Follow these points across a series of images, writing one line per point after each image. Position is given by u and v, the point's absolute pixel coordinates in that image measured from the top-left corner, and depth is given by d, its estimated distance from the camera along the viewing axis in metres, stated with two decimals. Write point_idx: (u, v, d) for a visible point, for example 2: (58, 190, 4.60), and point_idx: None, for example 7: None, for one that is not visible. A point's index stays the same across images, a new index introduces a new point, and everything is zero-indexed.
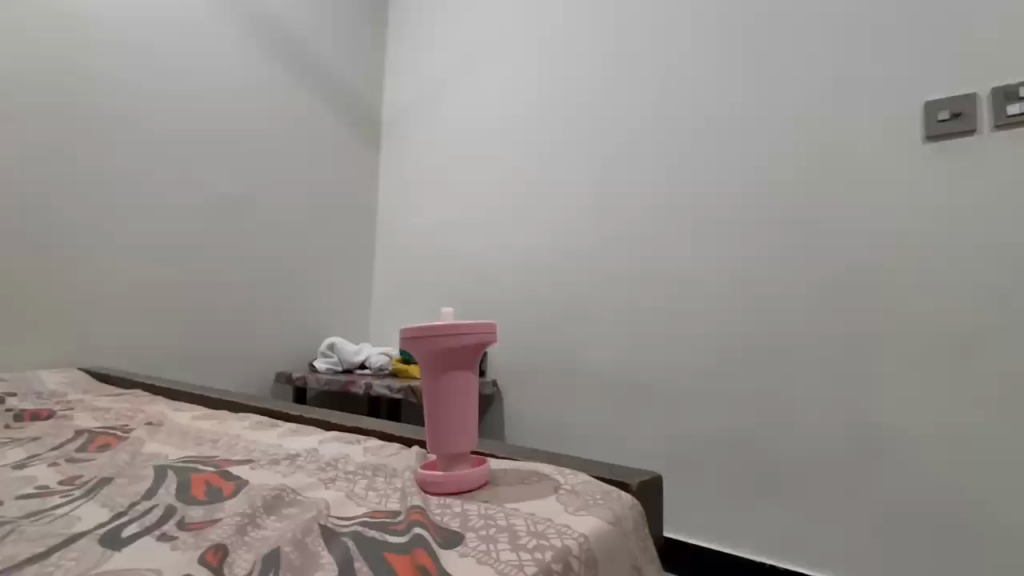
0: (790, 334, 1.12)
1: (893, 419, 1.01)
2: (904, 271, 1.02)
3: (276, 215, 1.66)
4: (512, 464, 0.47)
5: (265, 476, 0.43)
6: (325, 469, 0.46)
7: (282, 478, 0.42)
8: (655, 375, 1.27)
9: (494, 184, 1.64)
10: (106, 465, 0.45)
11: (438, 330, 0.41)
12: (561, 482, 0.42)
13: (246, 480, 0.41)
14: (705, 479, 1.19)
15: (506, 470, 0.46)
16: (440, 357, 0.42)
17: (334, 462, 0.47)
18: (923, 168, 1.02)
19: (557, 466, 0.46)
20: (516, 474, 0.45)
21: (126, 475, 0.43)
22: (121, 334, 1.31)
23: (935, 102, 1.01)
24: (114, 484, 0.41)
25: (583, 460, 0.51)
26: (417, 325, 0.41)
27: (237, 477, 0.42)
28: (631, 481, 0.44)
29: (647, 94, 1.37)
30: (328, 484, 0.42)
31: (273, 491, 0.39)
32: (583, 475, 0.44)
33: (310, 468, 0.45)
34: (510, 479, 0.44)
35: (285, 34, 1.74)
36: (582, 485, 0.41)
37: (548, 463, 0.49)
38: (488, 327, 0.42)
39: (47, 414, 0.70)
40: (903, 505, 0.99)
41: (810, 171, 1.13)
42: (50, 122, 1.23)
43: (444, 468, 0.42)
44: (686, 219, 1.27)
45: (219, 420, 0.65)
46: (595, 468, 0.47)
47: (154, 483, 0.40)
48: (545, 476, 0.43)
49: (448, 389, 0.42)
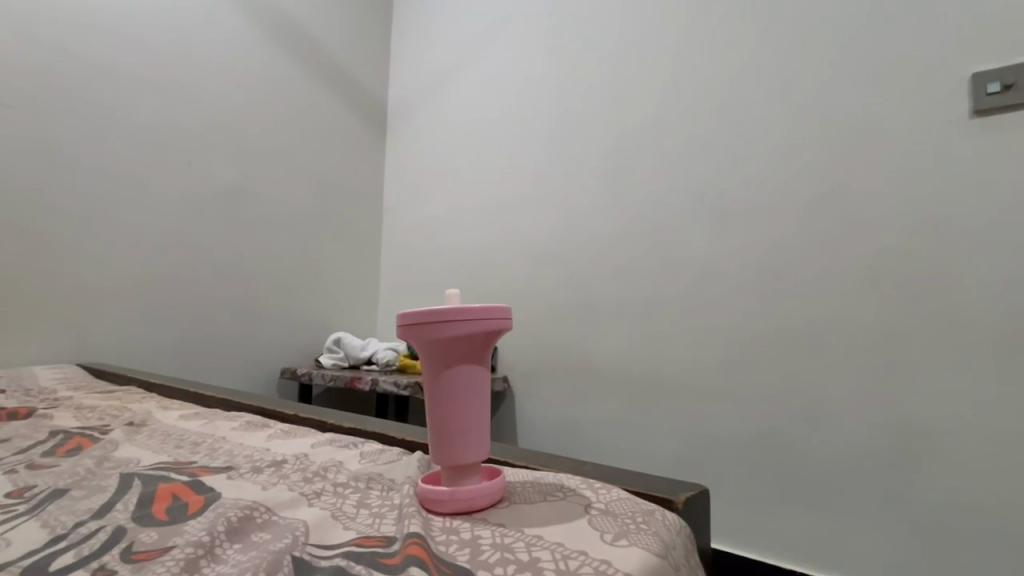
0: (821, 328, 1.05)
1: (937, 420, 0.93)
2: (949, 258, 0.94)
3: (280, 206, 1.61)
4: (530, 475, 0.42)
5: (243, 489, 0.37)
6: (313, 479, 0.40)
7: (260, 492, 0.37)
8: (675, 371, 1.21)
9: (503, 170, 1.57)
10: (63, 474, 0.40)
11: (442, 317, 0.35)
12: (592, 501, 0.36)
13: (217, 496, 0.36)
14: (729, 480, 1.13)
15: (526, 483, 0.40)
16: (446, 348, 0.36)
17: (324, 471, 0.41)
18: (970, 146, 0.93)
19: (585, 478, 0.40)
20: (537, 489, 0.39)
21: (84, 485, 0.37)
22: (119, 330, 1.27)
23: (983, 74, 0.92)
24: (64, 498, 0.35)
25: (610, 470, 0.44)
26: (417, 310, 0.36)
27: (208, 491, 0.36)
28: (676, 498, 0.37)
29: (662, 70, 1.30)
30: (313, 499, 0.37)
31: (244, 512, 0.33)
32: (618, 490, 0.38)
33: (296, 480, 0.40)
34: (530, 495, 0.38)
35: (287, 20, 1.68)
36: (618, 504, 0.35)
37: (570, 473, 0.43)
38: (501, 313, 0.36)
39: (26, 412, 0.65)
40: (949, 512, 0.91)
41: (844, 152, 1.05)
42: (43, 110, 1.18)
43: (452, 483, 0.36)
44: (707, 205, 1.20)
45: (207, 420, 0.60)
46: (625, 480, 0.41)
47: (112, 498, 0.35)
48: (572, 493, 0.37)
49: (456, 386, 0.36)
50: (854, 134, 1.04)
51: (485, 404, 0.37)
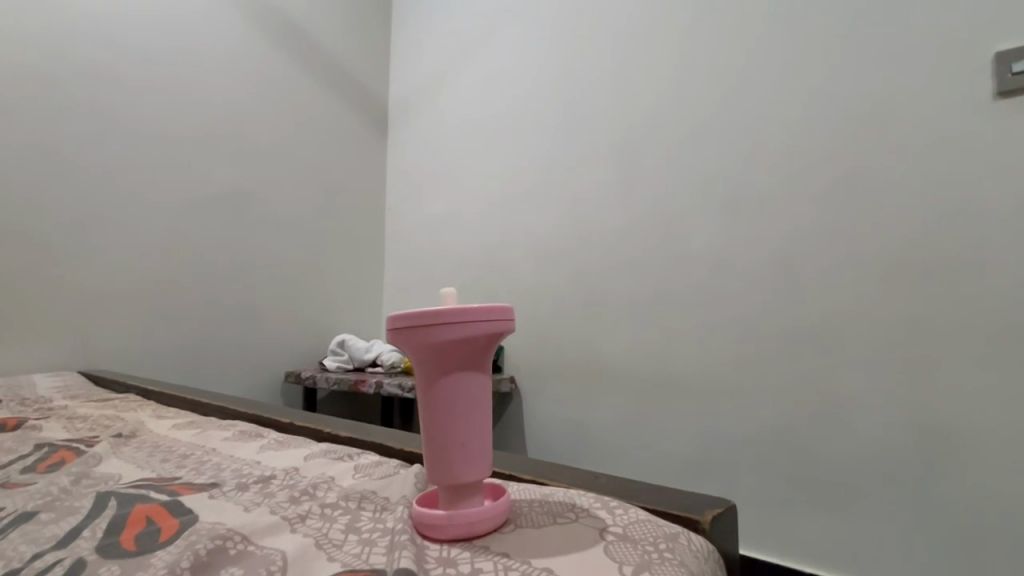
0: (839, 323, 1.00)
1: (965, 417, 0.88)
2: (977, 247, 0.89)
3: (281, 207, 1.59)
4: (537, 492, 0.39)
5: (223, 512, 0.35)
6: (299, 499, 0.38)
7: (241, 515, 0.35)
8: (686, 369, 1.17)
9: (506, 167, 1.54)
10: (34, 494, 0.38)
11: (437, 319, 0.32)
12: (608, 524, 0.33)
13: (193, 518, 0.34)
14: (745, 482, 1.09)
15: (533, 502, 0.37)
16: (443, 353, 0.33)
17: (312, 489, 0.39)
18: (997, 129, 0.88)
19: (598, 495, 0.37)
20: (545, 508, 0.36)
21: (55, 507, 0.36)
22: (121, 336, 1.25)
23: (1011, 51, 0.87)
24: (31, 522, 0.34)
25: (624, 484, 0.41)
26: (410, 312, 0.32)
27: (185, 513, 0.35)
28: (702, 518, 0.35)
29: (667, 57, 1.26)
30: (296, 524, 0.34)
31: (216, 542, 0.30)
32: (637, 510, 0.35)
33: (280, 500, 0.37)
34: (537, 517, 0.35)
35: (285, 20, 1.66)
36: (638, 527, 0.32)
37: (581, 488, 0.40)
38: (503, 313, 0.33)
39: (15, 423, 0.63)
40: (980, 513, 0.87)
41: (862, 138, 1.00)
42: (38, 114, 1.16)
43: (449, 504, 0.33)
44: (718, 198, 1.16)
45: (199, 430, 0.57)
46: (641, 496, 0.38)
47: (81, 523, 0.33)
48: (586, 514, 0.34)
49: (455, 394, 0.33)
50: (872, 118, 0.99)
51: (486, 413, 0.34)
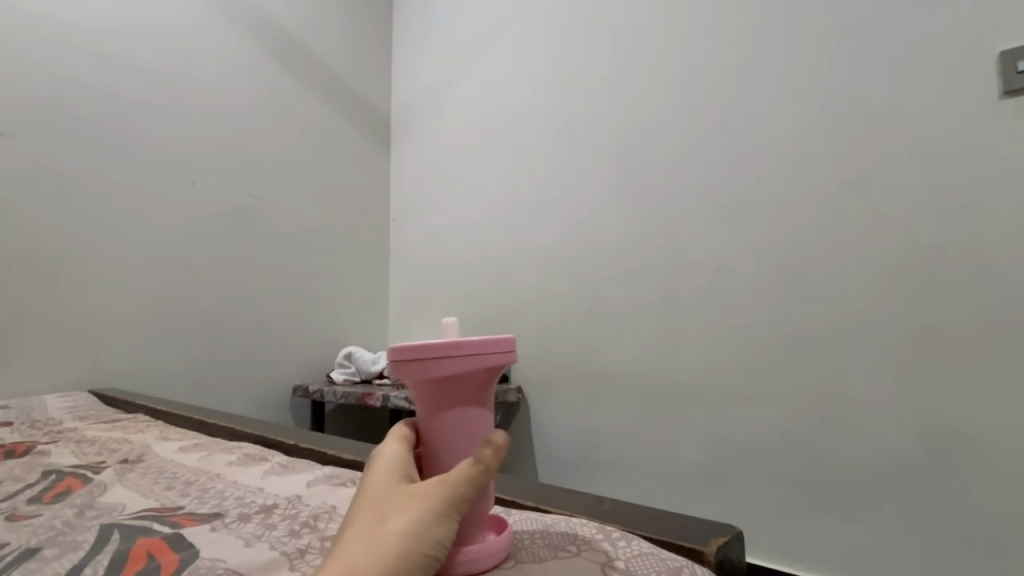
0: (846, 328, 0.99)
1: (978, 423, 0.87)
2: (986, 250, 0.87)
3: (286, 221, 1.60)
4: (538, 523, 0.40)
5: (222, 547, 0.37)
6: (300, 532, 0.40)
7: (241, 551, 0.37)
8: (692, 376, 1.16)
9: (508, 175, 1.54)
10: (39, 529, 0.41)
11: (442, 354, 0.32)
12: (609, 559, 0.34)
13: (194, 554, 0.36)
14: (757, 490, 1.07)
15: (535, 533, 0.38)
16: (447, 386, 0.33)
17: (313, 521, 0.41)
18: (1002, 129, 0.87)
19: (599, 526, 0.39)
20: (547, 540, 0.38)
21: (58, 542, 0.38)
22: (130, 354, 1.27)
23: (1014, 51, 0.86)
24: (38, 557, 0.36)
25: (624, 512, 0.42)
26: (414, 345, 0.33)
27: (188, 547, 0.37)
28: (706, 549, 0.36)
29: (665, 61, 1.26)
30: (294, 560, 0.35)
31: None
32: (639, 542, 0.37)
33: (281, 535, 0.39)
34: (538, 552, 0.36)
35: (286, 36, 1.67)
36: (639, 563, 0.34)
37: (582, 518, 0.41)
38: (506, 346, 0.34)
39: (24, 449, 0.65)
40: (997, 521, 0.85)
41: (864, 141, 0.99)
42: (45, 137, 1.18)
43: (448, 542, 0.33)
44: (721, 203, 1.15)
45: (205, 454, 0.60)
46: (641, 525, 0.40)
47: (85, 562, 0.35)
48: (587, 547, 0.36)
49: (455, 427, 0.34)
50: (875, 120, 0.98)
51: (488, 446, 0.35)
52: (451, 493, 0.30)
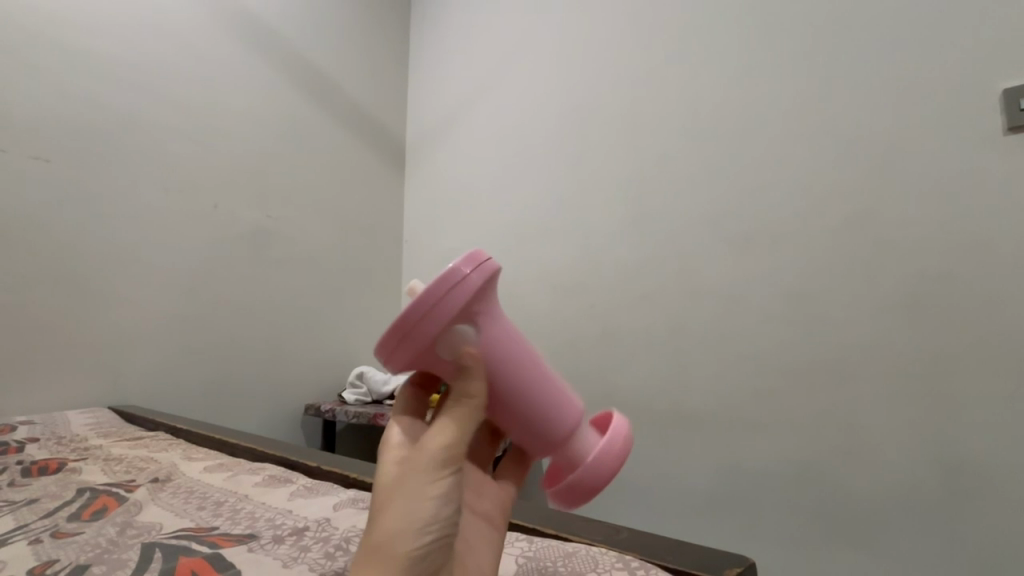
0: (854, 358, 1.00)
1: (990, 455, 0.86)
2: (992, 281, 0.88)
3: (303, 243, 1.64)
4: (564, 552, 0.44)
5: (261, 568, 0.42)
6: (332, 554, 0.44)
7: (278, 571, 0.41)
8: (700, 403, 1.17)
9: (520, 202, 1.58)
10: (85, 547, 0.46)
11: (407, 323, 0.35)
12: None
13: (232, 572, 0.40)
14: (767, 519, 1.06)
15: (558, 562, 0.42)
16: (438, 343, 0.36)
17: (343, 544, 0.46)
18: (1005, 163, 0.89)
19: (618, 555, 0.42)
20: (571, 569, 0.41)
21: (105, 560, 0.43)
22: (149, 372, 1.30)
23: (1016, 89, 0.88)
24: (90, 573, 0.41)
25: (646, 544, 0.45)
26: (387, 338, 0.36)
27: (227, 568, 0.41)
28: None
29: (670, 93, 1.31)
30: None
31: None
32: (657, 571, 0.40)
33: (317, 557, 0.44)
34: None
35: (308, 65, 1.74)
36: None
37: (607, 548, 0.44)
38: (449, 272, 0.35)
39: (56, 465, 0.69)
40: (1012, 556, 0.83)
41: (871, 174, 1.01)
42: (78, 161, 1.23)
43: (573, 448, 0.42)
44: (727, 232, 1.18)
45: (230, 475, 0.65)
46: (662, 556, 0.42)
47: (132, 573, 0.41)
48: None
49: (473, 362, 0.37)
50: (879, 154, 1.01)
51: (482, 393, 0.36)
52: (437, 449, 0.34)
